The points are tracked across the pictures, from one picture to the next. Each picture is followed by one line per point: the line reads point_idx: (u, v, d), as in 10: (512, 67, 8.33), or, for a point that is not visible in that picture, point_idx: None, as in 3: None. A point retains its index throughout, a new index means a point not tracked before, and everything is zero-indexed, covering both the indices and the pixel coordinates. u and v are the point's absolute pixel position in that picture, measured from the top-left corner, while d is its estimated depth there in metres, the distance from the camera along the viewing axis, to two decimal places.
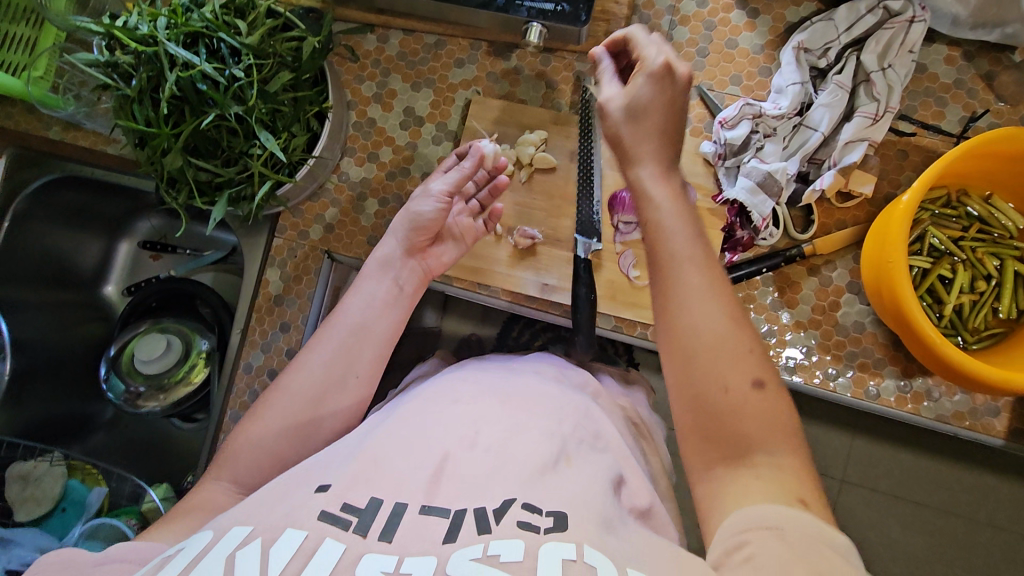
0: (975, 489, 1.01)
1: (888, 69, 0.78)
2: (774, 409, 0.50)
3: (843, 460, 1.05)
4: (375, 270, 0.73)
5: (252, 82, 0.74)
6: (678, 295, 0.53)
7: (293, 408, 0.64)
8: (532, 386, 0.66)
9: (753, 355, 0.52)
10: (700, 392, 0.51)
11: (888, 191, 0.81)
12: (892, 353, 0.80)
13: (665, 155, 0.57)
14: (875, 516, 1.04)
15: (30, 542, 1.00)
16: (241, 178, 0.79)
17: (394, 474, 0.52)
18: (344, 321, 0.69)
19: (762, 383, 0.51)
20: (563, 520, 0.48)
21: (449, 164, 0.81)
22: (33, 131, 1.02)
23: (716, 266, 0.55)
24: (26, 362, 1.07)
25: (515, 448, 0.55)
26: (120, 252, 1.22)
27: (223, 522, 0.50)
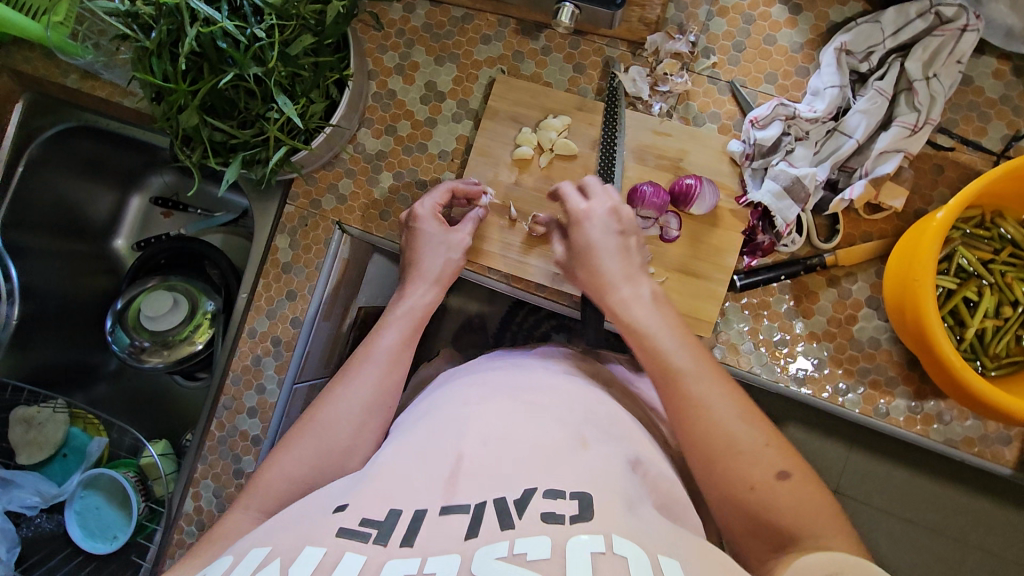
0: (973, 512, 1.00)
1: (933, 78, 0.74)
2: (804, 497, 0.52)
3: (838, 471, 1.04)
4: (408, 313, 0.74)
5: (273, 43, 0.72)
6: (685, 401, 0.58)
7: (329, 437, 0.63)
8: (545, 381, 0.66)
9: (770, 447, 0.55)
10: (732, 493, 0.54)
11: (919, 207, 0.78)
12: (906, 372, 0.78)
13: (626, 277, 0.68)
14: (866, 529, 1.03)
15: (31, 486, 1.02)
16: (256, 141, 0.78)
17: (413, 488, 0.52)
18: (380, 359, 0.69)
19: (786, 472, 0.54)
20: (586, 504, 0.47)
21: (441, 198, 0.80)
22: (50, 78, 0.99)
23: (710, 369, 0.60)
24: (35, 309, 1.08)
25: (528, 444, 0.55)
26: (132, 206, 1.22)
27: (242, 547, 0.50)
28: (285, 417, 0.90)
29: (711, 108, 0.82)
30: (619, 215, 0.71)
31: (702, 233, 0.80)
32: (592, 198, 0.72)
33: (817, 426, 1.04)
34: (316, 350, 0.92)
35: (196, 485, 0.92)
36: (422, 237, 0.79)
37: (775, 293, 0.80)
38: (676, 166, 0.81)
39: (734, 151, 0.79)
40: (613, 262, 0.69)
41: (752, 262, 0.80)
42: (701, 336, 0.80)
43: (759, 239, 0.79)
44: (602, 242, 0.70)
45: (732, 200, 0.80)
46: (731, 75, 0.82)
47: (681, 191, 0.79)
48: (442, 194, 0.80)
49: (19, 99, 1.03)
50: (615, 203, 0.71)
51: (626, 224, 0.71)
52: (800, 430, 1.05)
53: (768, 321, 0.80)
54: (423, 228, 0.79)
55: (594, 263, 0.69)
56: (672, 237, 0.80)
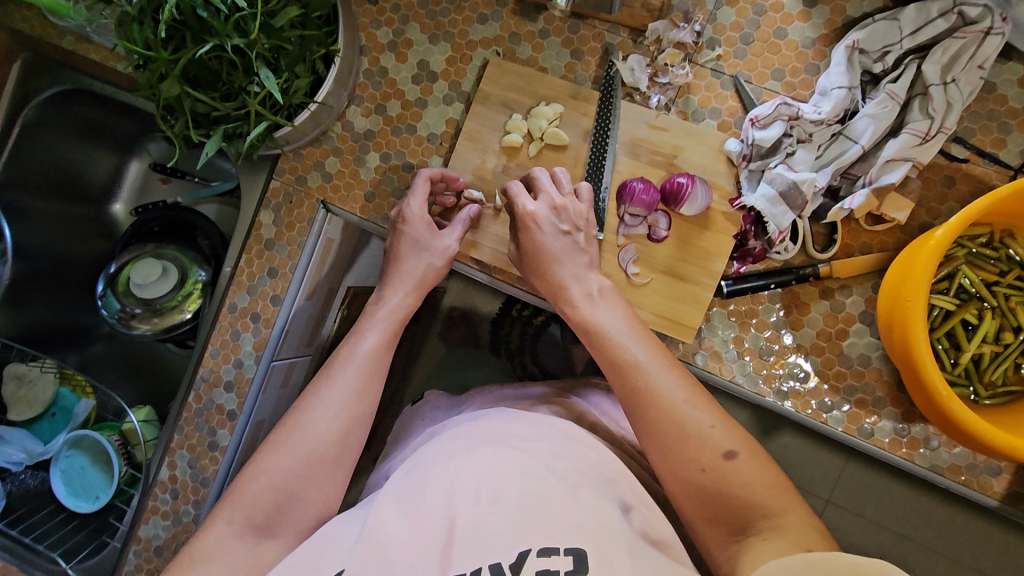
0: (966, 531, 0.97)
1: (951, 84, 0.69)
2: (749, 475, 0.57)
3: (831, 481, 1.02)
4: (385, 319, 0.74)
5: (256, 14, 0.70)
6: (637, 396, 0.63)
7: (315, 447, 0.63)
8: (525, 421, 0.65)
9: (720, 428, 0.59)
10: (686, 478, 0.59)
11: (924, 220, 0.74)
12: (895, 393, 0.75)
13: (579, 274, 0.72)
14: (858, 539, 1.02)
15: (18, 443, 1.05)
16: (238, 114, 0.76)
17: (409, 554, 0.51)
18: (359, 362, 0.69)
19: (733, 452, 0.58)
20: (581, 559, 0.47)
21: (421, 190, 0.77)
22: (47, 39, 0.97)
23: (658, 359, 0.64)
24: (27, 268, 1.08)
25: (520, 496, 0.53)
26: (131, 171, 1.22)
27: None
28: (262, 394, 0.90)
29: (712, 103, 0.78)
30: (563, 211, 0.73)
31: (691, 235, 0.77)
32: (543, 201, 0.73)
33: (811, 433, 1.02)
34: (295, 330, 0.92)
35: (172, 455, 0.93)
36: (406, 239, 0.77)
37: (764, 301, 0.77)
38: (670, 163, 0.77)
39: (731, 150, 0.75)
40: (566, 267, 0.72)
41: (741, 268, 0.77)
42: (683, 342, 0.78)
43: (750, 245, 0.76)
44: (553, 245, 0.73)
45: (726, 202, 0.76)
46: (735, 69, 0.78)
47: (672, 189, 0.75)
48: (424, 187, 0.77)
49: (16, 59, 1.01)
50: (555, 199, 0.73)
51: (574, 220, 0.73)
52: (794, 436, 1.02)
53: (755, 330, 0.77)
54: (409, 230, 0.77)
55: (547, 269, 0.73)
56: (660, 237, 0.77)
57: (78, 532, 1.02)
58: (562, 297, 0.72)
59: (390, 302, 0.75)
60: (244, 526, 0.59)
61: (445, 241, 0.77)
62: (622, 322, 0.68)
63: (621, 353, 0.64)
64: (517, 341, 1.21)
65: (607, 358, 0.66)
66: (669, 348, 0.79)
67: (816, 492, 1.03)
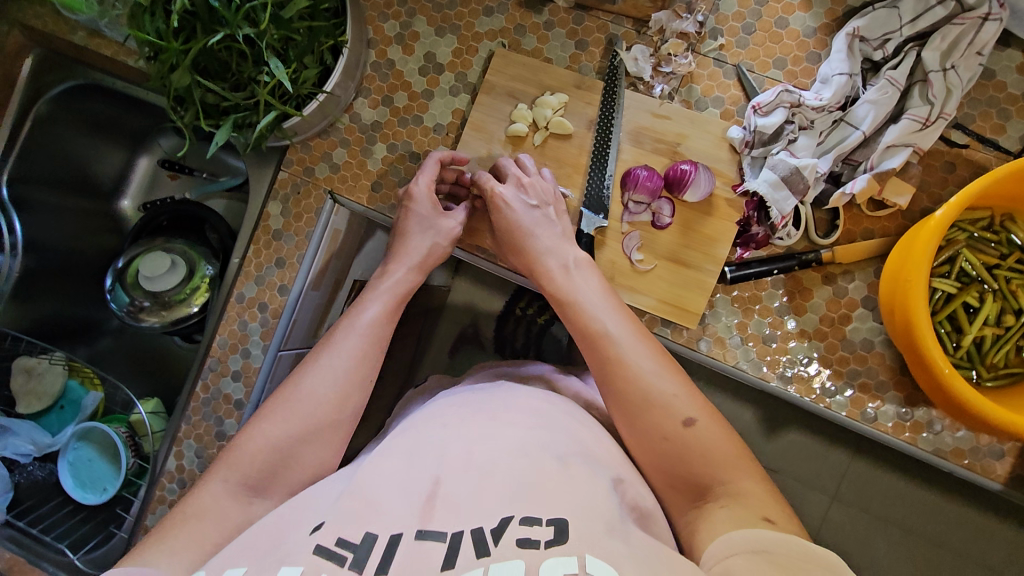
0: (970, 526, 1.01)
1: (950, 71, 0.70)
2: (711, 437, 0.59)
3: (838, 477, 1.07)
4: (385, 291, 0.75)
5: (266, 5, 0.71)
6: (605, 364, 0.63)
7: (313, 409, 0.64)
8: (524, 398, 0.66)
9: (683, 397, 0.61)
10: (649, 445, 0.60)
11: (926, 205, 0.74)
12: (898, 377, 0.75)
13: (552, 248, 0.73)
14: (865, 534, 1.05)
15: (26, 435, 1.05)
16: (247, 104, 0.77)
17: (389, 510, 0.50)
18: (361, 330, 0.70)
19: (692, 420, 0.59)
20: (564, 531, 0.47)
21: (432, 172, 0.79)
22: (59, 35, 0.99)
23: (626, 330, 0.65)
24: (37, 262, 1.09)
25: (505, 465, 0.54)
26: (139, 167, 1.24)
27: (214, 564, 0.49)
28: (270, 381, 0.90)
29: (714, 92, 0.79)
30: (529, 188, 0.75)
31: (695, 221, 0.77)
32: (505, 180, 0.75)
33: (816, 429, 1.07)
34: (303, 318, 0.92)
35: (179, 444, 0.93)
36: (413, 217, 0.79)
37: (767, 287, 0.78)
38: (674, 151, 0.78)
39: (734, 137, 0.76)
40: (543, 237, 0.74)
41: (744, 254, 0.78)
42: (687, 327, 0.78)
43: (753, 231, 0.77)
44: (524, 220, 0.74)
45: (729, 188, 0.77)
46: (737, 58, 0.79)
47: (676, 176, 0.76)
48: (434, 168, 0.79)
49: (28, 55, 1.02)
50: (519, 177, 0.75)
51: (541, 195, 0.75)
52: (800, 433, 1.06)
53: (759, 316, 0.78)
54: (415, 207, 0.79)
55: (522, 243, 0.74)
56: (664, 223, 0.78)
57: (84, 524, 1.03)
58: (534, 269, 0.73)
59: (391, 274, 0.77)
60: (242, 486, 0.59)
61: (447, 223, 0.79)
62: (596, 293, 0.69)
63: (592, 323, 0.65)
64: (522, 340, 1.26)
65: (576, 327, 0.67)
66: (673, 334, 0.79)
67: (824, 488, 1.07)
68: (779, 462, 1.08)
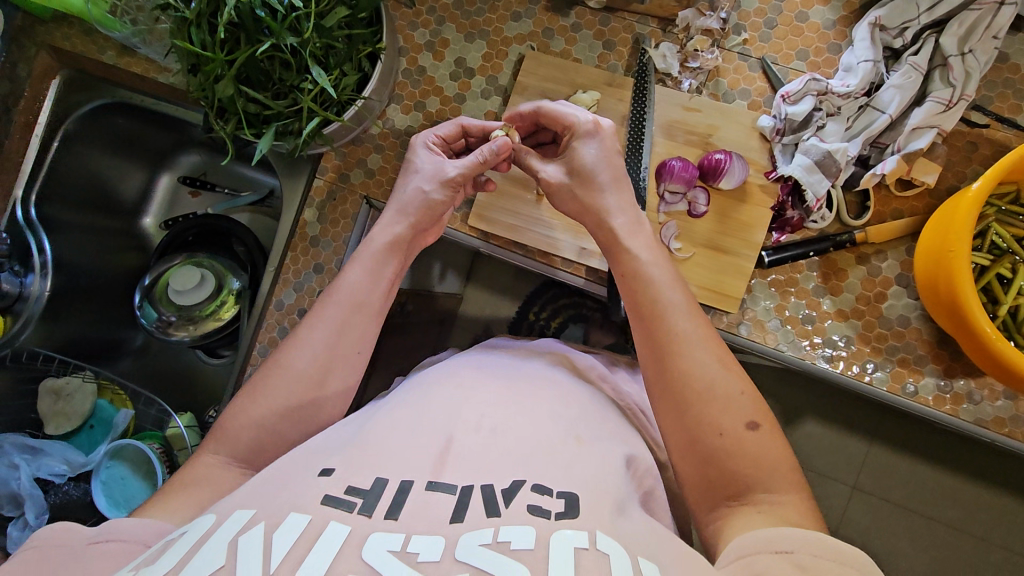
0: (963, 504, 1.19)
1: (969, 54, 0.74)
2: (768, 451, 0.56)
3: (857, 467, 1.23)
4: (368, 259, 0.71)
5: (310, 14, 0.73)
6: (671, 339, 0.61)
7: (293, 386, 0.64)
8: (541, 372, 0.68)
9: (749, 398, 0.59)
10: (698, 436, 0.58)
11: (952, 183, 0.77)
12: (937, 351, 0.77)
13: (630, 207, 0.70)
14: (887, 522, 1.21)
15: (59, 454, 1.04)
16: (289, 111, 0.78)
17: (402, 461, 0.51)
18: (343, 297, 0.68)
19: (756, 424, 0.58)
20: (574, 503, 0.48)
21: (446, 130, 0.80)
22: (88, 55, 1.00)
23: (696, 314, 0.64)
24: (66, 282, 1.09)
25: (518, 431, 0.56)
26: (160, 185, 1.25)
27: (225, 506, 0.49)
28: None
29: (741, 84, 0.82)
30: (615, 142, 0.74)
31: (729, 209, 0.80)
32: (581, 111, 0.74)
33: (831, 420, 1.24)
34: None
35: None
36: (411, 169, 0.78)
37: (803, 270, 0.80)
38: (705, 142, 0.81)
39: (764, 126, 0.79)
40: (612, 196, 0.70)
41: (780, 238, 0.80)
42: (727, 312, 0.80)
43: (788, 215, 0.79)
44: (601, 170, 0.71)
45: (762, 175, 0.80)
46: (761, 51, 0.82)
47: (710, 166, 0.79)
48: (451, 127, 0.80)
49: (55, 75, 1.03)
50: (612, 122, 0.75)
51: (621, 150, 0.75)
52: (816, 424, 1.25)
53: (796, 298, 0.80)
54: (413, 156, 0.79)
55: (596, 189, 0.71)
56: (700, 212, 0.80)
57: None
58: (592, 215, 0.71)
59: (373, 234, 0.74)
60: None
61: (448, 170, 0.76)
62: (664, 268, 0.66)
63: (664, 292, 0.63)
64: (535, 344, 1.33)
65: (639, 292, 0.65)
66: (713, 319, 0.81)
67: (843, 479, 1.23)
68: (801, 454, 1.24)
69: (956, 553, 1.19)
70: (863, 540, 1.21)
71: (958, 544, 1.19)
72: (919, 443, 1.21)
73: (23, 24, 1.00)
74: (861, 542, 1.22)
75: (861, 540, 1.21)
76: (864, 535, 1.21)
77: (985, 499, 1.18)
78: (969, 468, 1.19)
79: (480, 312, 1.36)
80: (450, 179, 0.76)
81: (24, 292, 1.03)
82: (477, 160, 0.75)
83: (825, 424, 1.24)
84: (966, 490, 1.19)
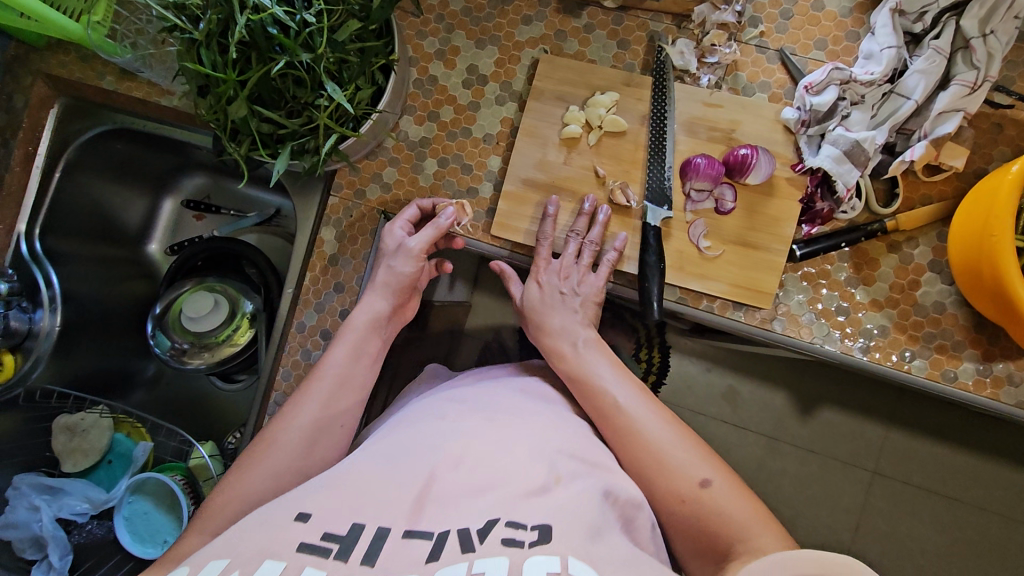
0: (989, 485, 1.19)
1: (990, 36, 0.73)
2: (727, 500, 0.59)
3: (878, 453, 1.22)
4: (365, 327, 0.75)
5: (322, 29, 0.70)
6: (619, 436, 0.65)
7: (281, 459, 0.64)
8: (522, 403, 0.67)
9: (696, 459, 0.62)
10: (668, 509, 0.61)
11: (979, 166, 0.77)
12: (973, 335, 0.76)
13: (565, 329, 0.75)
14: (910, 505, 1.21)
15: (80, 493, 1.01)
16: (305, 130, 0.76)
17: (376, 503, 0.51)
18: (332, 372, 0.71)
19: (708, 481, 0.61)
20: (549, 531, 0.48)
21: (410, 215, 0.82)
22: (88, 81, 0.97)
23: (640, 398, 0.67)
24: (76, 315, 1.06)
25: (501, 468, 0.55)
26: (164, 209, 1.22)
27: (197, 559, 0.48)
28: None
29: (760, 77, 0.82)
30: (566, 276, 0.78)
31: (757, 203, 0.79)
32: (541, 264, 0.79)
33: (854, 410, 1.23)
34: None
35: None
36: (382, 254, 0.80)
37: (834, 261, 0.79)
38: (729, 137, 0.80)
39: (789, 118, 0.78)
40: (557, 318, 0.76)
41: (810, 231, 0.80)
42: (760, 308, 0.79)
43: (818, 207, 0.79)
44: (549, 301, 0.78)
45: (788, 168, 0.79)
46: (779, 43, 0.81)
47: (736, 162, 0.78)
48: (413, 212, 0.82)
49: (53, 105, 1.00)
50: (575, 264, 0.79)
51: (575, 284, 0.78)
52: (834, 412, 1.24)
53: (828, 290, 0.79)
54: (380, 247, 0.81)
55: (543, 320, 0.77)
56: (727, 209, 0.79)
57: None
58: (538, 329, 0.77)
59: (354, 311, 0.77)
60: None
61: (412, 244, 0.78)
62: (604, 364, 0.71)
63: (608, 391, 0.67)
64: None
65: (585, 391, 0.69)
66: (746, 316, 0.80)
67: (864, 465, 1.23)
68: (819, 442, 1.24)
69: (983, 534, 1.18)
70: (887, 525, 1.21)
71: (983, 526, 1.19)
72: (942, 427, 1.21)
73: (17, 54, 0.98)
74: (885, 527, 1.21)
75: (885, 526, 1.21)
76: (887, 520, 1.21)
77: (1011, 479, 1.18)
78: (995, 449, 1.19)
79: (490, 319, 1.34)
80: (417, 253, 0.78)
81: (34, 328, 1.01)
82: (435, 231, 0.78)
83: (849, 412, 1.23)
84: (992, 471, 1.18)
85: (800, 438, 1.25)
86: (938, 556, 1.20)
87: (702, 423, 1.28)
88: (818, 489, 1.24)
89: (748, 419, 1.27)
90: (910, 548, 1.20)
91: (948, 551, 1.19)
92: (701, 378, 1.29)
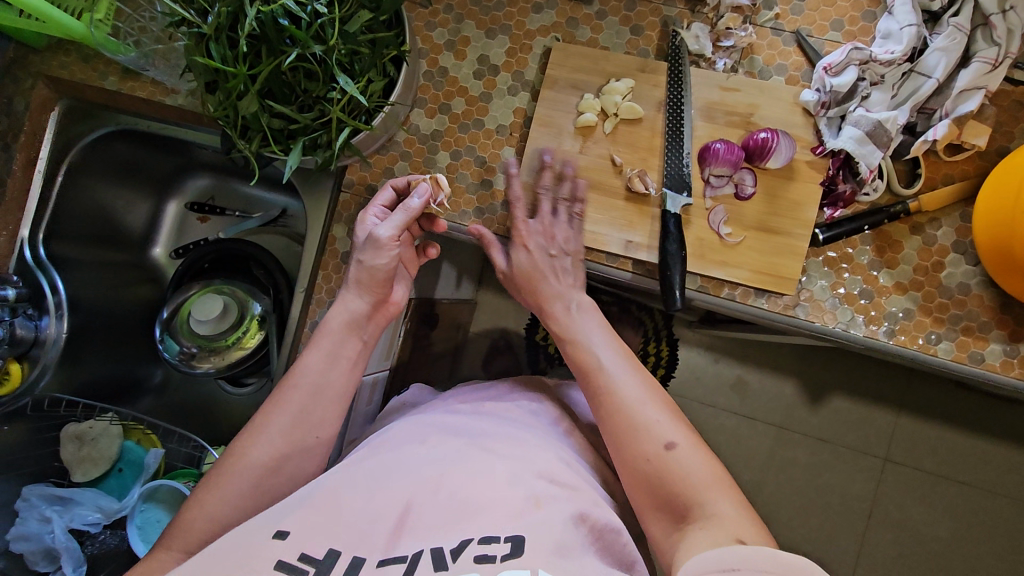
0: (1006, 469, 1.18)
1: (1010, 11, 0.72)
2: (689, 463, 0.60)
3: (890, 438, 1.22)
4: (341, 330, 0.73)
5: (334, 20, 0.69)
6: (597, 394, 0.67)
7: (249, 477, 0.65)
8: (508, 427, 0.70)
9: (666, 423, 0.63)
10: (632, 468, 0.63)
11: (1001, 145, 0.76)
12: (999, 316, 0.75)
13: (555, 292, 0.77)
14: (925, 491, 1.20)
15: (91, 502, 0.99)
16: (317, 124, 0.74)
17: (352, 525, 0.54)
18: (306, 383, 0.69)
19: (674, 444, 0.62)
20: (519, 546, 0.52)
21: (385, 199, 0.79)
22: (89, 83, 0.95)
23: (620, 361, 0.69)
24: (83, 321, 1.05)
25: (479, 492, 0.58)
26: (167, 211, 1.20)
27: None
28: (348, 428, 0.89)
29: (776, 60, 0.81)
30: (553, 237, 0.78)
31: (778, 187, 0.78)
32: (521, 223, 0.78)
33: (869, 397, 1.23)
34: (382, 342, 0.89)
35: None
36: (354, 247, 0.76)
37: (857, 244, 0.78)
38: (747, 121, 0.79)
39: (808, 100, 0.77)
40: (550, 282, 0.77)
41: (833, 215, 0.78)
42: (783, 294, 0.78)
43: (840, 189, 0.77)
44: (540, 264, 0.77)
45: (809, 151, 0.78)
46: (795, 25, 0.80)
47: (756, 146, 0.77)
48: (387, 195, 0.79)
49: (54, 107, 0.99)
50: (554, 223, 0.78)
51: (563, 246, 0.77)
52: (845, 399, 1.23)
53: (851, 274, 0.78)
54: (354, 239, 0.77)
55: (532, 282, 0.77)
56: (748, 194, 0.78)
57: None
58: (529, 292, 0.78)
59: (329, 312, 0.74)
60: None
61: (382, 234, 0.72)
62: (593, 329, 0.73)
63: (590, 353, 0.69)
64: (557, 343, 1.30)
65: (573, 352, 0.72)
66: (769, 303, 0.79)
67: (875, 452, 1.22)
68: (829, 430, 1.23)
69: (999, 519, 1.18)
70: (899, 512, 1.21)
71: (999, 510, 1.18)
72: (956, 412, 1.20)
73: (16, 56, 0.96)
74: (898, 514, 1.21)
75: (899, 513, 1.20)
76: (901, 507, 1.20)
77: None
78: (1011, 433, 1.18)
79: (496, 317, 1.33)
80: (389, 241, 0.72)
81: (40, 336, 0.99)
82: (407, 216, 0.73)
83: (863, 399, 1.22)
84: (1008, 454, 1.18)
85: (810, 426, 1.24)
86: (953, 543, 1.19)
87: (712, 414, 1.27)
88: (831, 477, 1.23)
89: (759, 409, 1.26)
90: (923, 534, 1.19)
91: (960, 536, 1.18)
92: (711, 369, 1.28)
